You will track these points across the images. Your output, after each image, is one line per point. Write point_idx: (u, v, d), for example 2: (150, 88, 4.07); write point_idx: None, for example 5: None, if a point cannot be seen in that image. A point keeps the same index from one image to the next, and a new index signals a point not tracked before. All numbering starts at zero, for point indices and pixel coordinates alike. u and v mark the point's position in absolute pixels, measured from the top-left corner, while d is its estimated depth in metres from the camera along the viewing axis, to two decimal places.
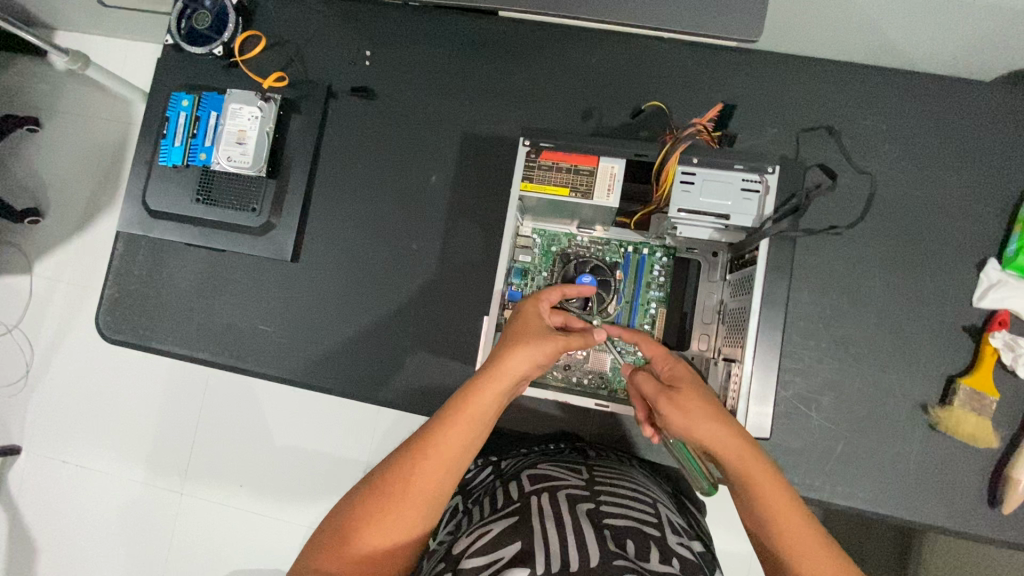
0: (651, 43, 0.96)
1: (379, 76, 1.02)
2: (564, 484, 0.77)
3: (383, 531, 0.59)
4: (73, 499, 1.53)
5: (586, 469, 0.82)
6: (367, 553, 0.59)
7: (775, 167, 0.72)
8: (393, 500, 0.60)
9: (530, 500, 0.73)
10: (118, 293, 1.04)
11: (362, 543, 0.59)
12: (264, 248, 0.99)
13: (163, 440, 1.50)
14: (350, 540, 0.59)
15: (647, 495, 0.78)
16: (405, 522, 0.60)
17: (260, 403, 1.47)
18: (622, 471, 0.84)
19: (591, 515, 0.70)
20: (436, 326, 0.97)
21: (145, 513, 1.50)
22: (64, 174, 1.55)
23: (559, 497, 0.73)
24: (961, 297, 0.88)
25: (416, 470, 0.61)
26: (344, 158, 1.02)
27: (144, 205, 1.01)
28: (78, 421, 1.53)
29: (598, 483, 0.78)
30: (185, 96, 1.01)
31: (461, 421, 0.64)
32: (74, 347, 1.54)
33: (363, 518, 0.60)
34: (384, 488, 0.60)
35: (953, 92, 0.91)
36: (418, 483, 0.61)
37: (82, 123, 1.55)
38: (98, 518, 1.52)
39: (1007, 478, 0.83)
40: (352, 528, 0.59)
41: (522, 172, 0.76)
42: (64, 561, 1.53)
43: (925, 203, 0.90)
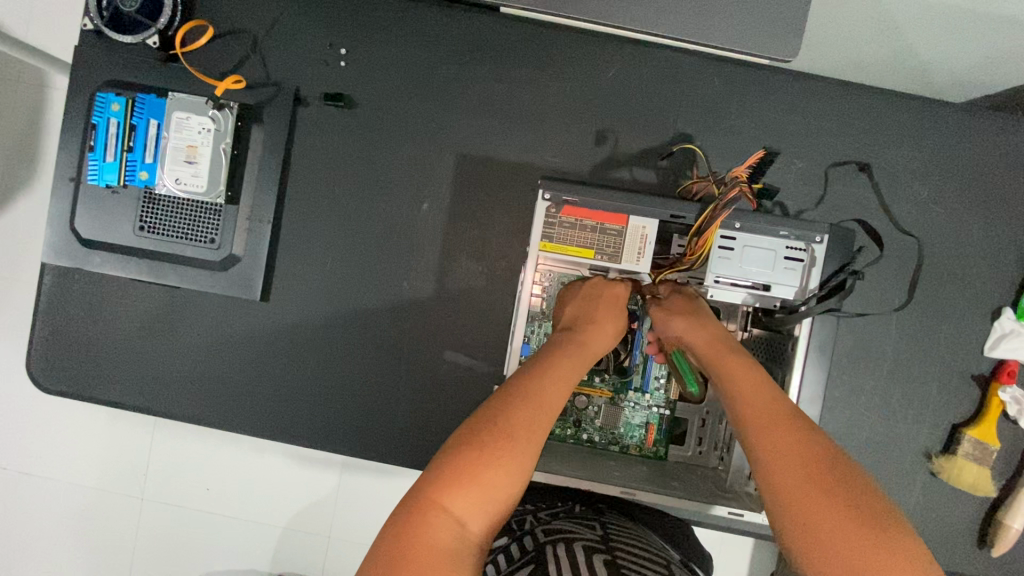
0: (674, 56, 0.85)
1: (357, 80, 0.86)
2: (579, 536, 0.70)
3: (494, 486, 0.54)
4: (16, 522, 1.39)
5: (599, 523, 0.75)
6: (477, 508, 0.53)
7: (823, 237, 0.65)
8: (504, 450, 0.55)
9: (545, 549, 0.66)
10: (51, 334, 0.89)
11: (474, 496, 0.53)
12: (225, 286, 0.85)
13: (115, 462, 1.35)
14: (462, 492, 0.53)
15: (661, 556, 0.71)
16: (510, 481, 0.55)
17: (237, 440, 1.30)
18: (634, 530, 0.76)
19: (610, 569, 0.63)
20: (431, 373, 0.88)
21: (97, 539, 1.38)
22: None
23: (575, 549, 0.66)
24: (973, 345, 0.87)
25: (521, 422, 0.58)
26: (318, 177, 0.88)
27: (72, 232, 0.84)
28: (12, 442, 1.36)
29: (612, 539, 0.71)
30: (113, 97, 0.82)
31: (558, 378, 0.63)
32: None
33: (470, 469, 0.54)
34: (490, 439, 0.56)
35: (985, 127, 0.85)
36: (527, 435, 0.57)
37: None
38: (45, 542, 1.39)
39: (998, 524, 0.85)
40: (464, 478, 0.53)
41: (541, 230, 0.67)
42: None
43: (948, 247, 0.86)
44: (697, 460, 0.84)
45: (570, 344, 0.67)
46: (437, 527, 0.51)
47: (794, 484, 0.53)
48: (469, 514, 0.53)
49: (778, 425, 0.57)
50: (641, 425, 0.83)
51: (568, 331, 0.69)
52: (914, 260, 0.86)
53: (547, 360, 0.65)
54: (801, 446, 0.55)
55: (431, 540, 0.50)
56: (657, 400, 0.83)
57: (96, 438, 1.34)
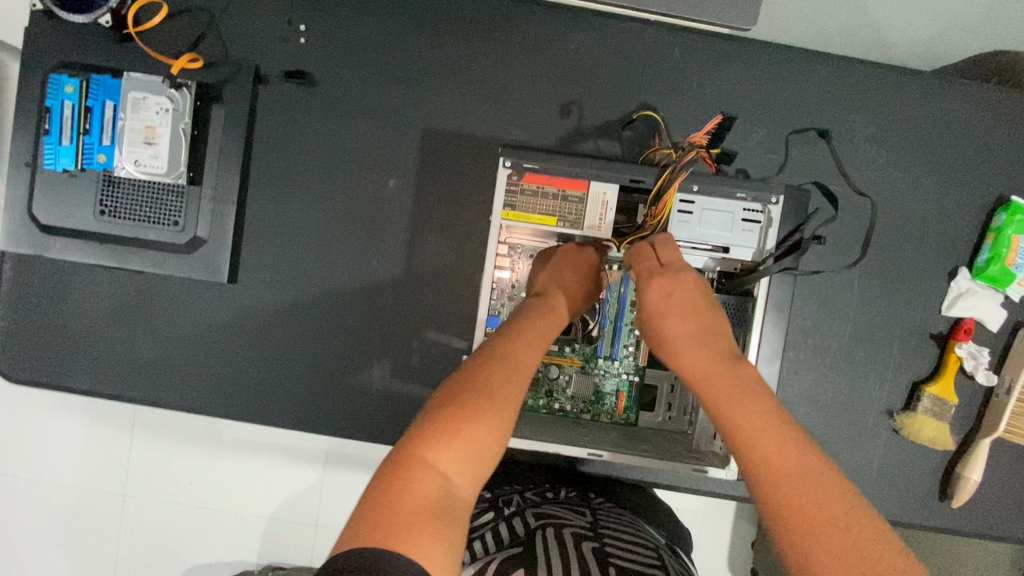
0: (636, 27, 0.85)
1: (317, 57, 0.85)
2: (568, 523, 0.72)
3: (476, 444, 0.53)
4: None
5: (590, 512, 0.78)
6: (463, 464, 0.53)
7: (778, 198, 0.67)
8: (484, 409, 0.55)
9: (535, 535, 0.68)
10: (15, 324, 0.87)
11: (458, 450, 0.52)
12: (191, 270, 0.84)
13: (87, 458, 1.34)
14: (447, 447, 0.52)
15: (651, 541, 0.73)
16: (492, 439, 0.54)
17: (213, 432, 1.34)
18: (626, 517, 0.79)
19: (597, 556, 0.65)
20: (404, 351, 0.88)
21: (72, 537, 1.36)
22: None
23: (564, 535, 0.69)
24: (932, 305, 0.89)
25: (498, 383, 0.57)
26: (281, 157, 0.87)
27: (31, 218, 0.83)
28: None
29: (602, 527, 0.73)
30: (67, 79, 0.80)
31: (533, 340, 0.63)
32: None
33: (452, 424, 0.53)
34: (472, 400, 0.55)
35: (940, 89, 0.87)
36: (508, 397, 0.57)
37: None
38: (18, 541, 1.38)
39: (956, 476, 0.88)
40: (451, 434, 0.53)
41: (502, 198, 0.68)
42: None
43: (907, 210, 0.88)
44: (667, 425, 0.85)
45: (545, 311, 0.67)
46: (425, 481, 0.50)
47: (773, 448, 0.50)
48: (455, 469, 0.52)
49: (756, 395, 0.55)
50: (612, 392, 0.85)
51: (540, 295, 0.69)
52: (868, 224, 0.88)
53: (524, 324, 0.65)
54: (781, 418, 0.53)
55: (417, 495, 0.49)
56: (627, 367, 0.85)
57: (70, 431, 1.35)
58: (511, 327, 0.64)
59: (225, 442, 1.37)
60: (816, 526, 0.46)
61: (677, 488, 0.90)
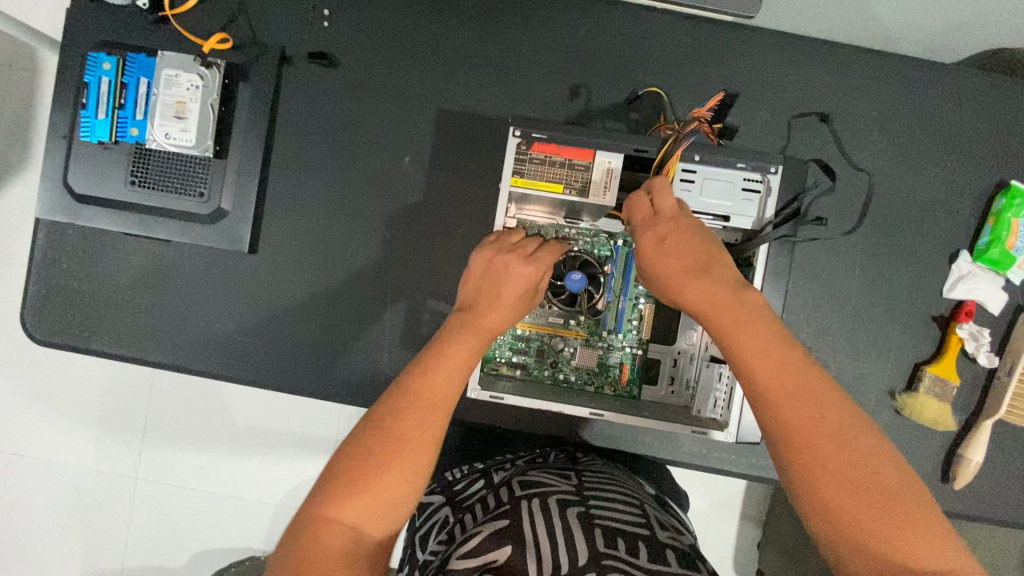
0: (644, 14, 0.89)
1: (340, 40, 0.90)
2: (554, 489, 0.73)
3: (384, 492, 0.53)
4: (21, 488, 1.48)
5: (576, 474, 0.79)
6: (370, 513, 0.53)
7: (778, 168, 0.70)
8: (396, 449, 0.55)
9: (520, 504, 0.69)
10: (45, 290, 0.92)
11: (363, 504, 0.53)
12: (214, 239, 0.88)
13: (118, 425, 1.45)
14: (350, 503, 0.52)
15: (635, 497, 0.75)
16: (403, 486, 0.54)
17: (227, 407, 1.44)
18: (611, 474, 0.80)
19: (583, 521, 0.66)
20: (414, 322, 0.91)
21: (99, 498, 1.47)
22: None
23: (549, 503, 0.70)
24: (934, 287, 0.91)
25: (410, 425, 0.56)
26: (303, 134, 0.91)
27: (66, 187, 0.87)
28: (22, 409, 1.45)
29: (587, 489, 0.74)
30: (105, 57, 0.85)
31: (452, 361, 0.62)
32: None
33: (357, 477, 0.53)
34: (381, 443, 0.55)
35: (939, 76, 0.90)
36: (419, 433, 0.56)
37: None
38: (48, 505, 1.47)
39: (958, 457, 0.89)
40: (356, 486, 0.53)
41: (512, 165, 0.73)
42: (18, 546, 1.50)
43: (908, 193, 0.90)
44: (669, 399, 0.87)
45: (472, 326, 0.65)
46: (332, 535, 0.51)
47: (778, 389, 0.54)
48: (363, 520, 0.53)
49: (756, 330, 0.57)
50: (617, 364, 0.87)
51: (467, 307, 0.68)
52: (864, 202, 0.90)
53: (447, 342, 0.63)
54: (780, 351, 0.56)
55: (325, 550, 0.50)
56: (630, 340, 0.87)
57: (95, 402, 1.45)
58: (430, 349, 0.63)
59: (238, 419, 1.44)
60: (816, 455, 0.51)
61: (679, 463, 0.92)
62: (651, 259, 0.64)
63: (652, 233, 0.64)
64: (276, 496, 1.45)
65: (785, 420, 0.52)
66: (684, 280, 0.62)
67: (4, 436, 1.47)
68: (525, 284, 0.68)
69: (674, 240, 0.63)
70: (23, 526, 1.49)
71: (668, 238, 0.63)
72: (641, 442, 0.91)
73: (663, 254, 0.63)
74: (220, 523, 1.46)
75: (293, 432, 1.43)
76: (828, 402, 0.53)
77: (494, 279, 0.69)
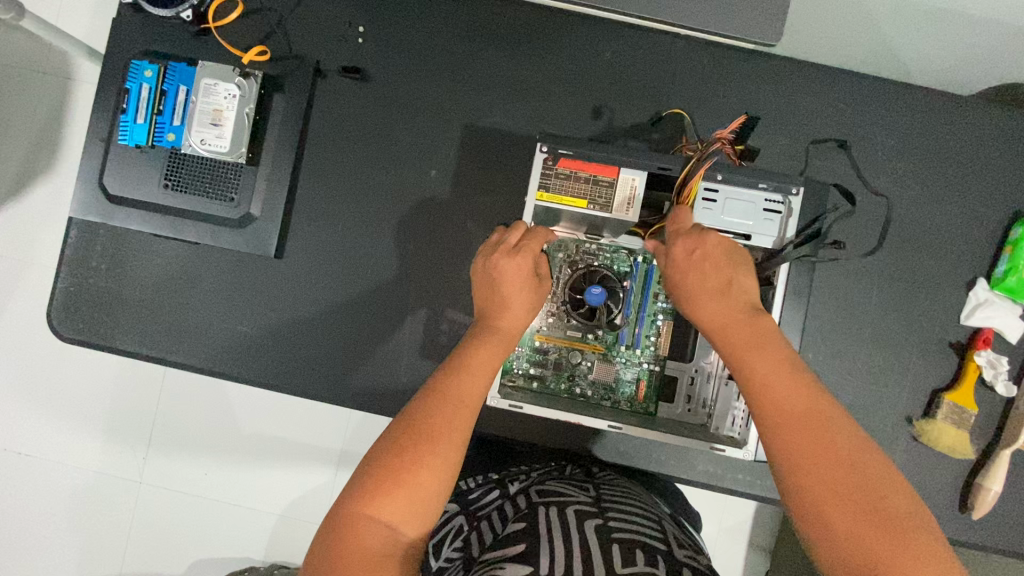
0: (667, 39, 0.92)
1: (373, 56, 0.93)
2: (572, 500, 0.73)
3: (418, 492, 0.58)
4: (27, 488, 1.48)
5: (593, 487, 0.79)
6: (404, 513, 0.57)
7: (799, 189, 0.72)
8: (426, 452, 0.59)
9: (537, 512, 0.70)
10: (73, 288, 0.94)
11: (400, 503, 0.57)
12: (242, 243, 0.90)
13: (127, 427, 1.46)
14: (387, 502, 0.57)
15: (652, 512, 0.75)
16: (434, 486, 0.59)
17: (236, 411, 1.45)
18: (626, 488, 0.80)
19: (600, 532, 0.66)
20: (434, 330, 0.92)
21: (104, 500, 1.46)
22: (12, 133, 1.45)
23: (567, 512, 0.70)
24: (952, 314, 0.91)
25: (439, 429, 0.61)
26: (333, 144, 0.94)
27: (101, 189, 0.90)
28: (34, 408, 1.47)
29: (604, 501, 0.75)
30: (147, 65, 0.89)
31: (475, 368, 0.67)
32: (18, 316, 1.46)
33: (393, 478, 0.57)
34: (411, 445, 0.59)
35: (955, 108, 0.92)
36: (447, 436, 0.61)
37: (38, 82, 1.44)
38: (54, 506, 1.47)
39: (977, 487, 0.88)
40: (389, 487, 0.57)
41: (538, 180, 0.74)
42: (20, 548, 1.49)
43: (926, 220, 0.91)
44: (686, 418, 0.87)
45: (489, 333, 0.71)
46: (370, 533, 0.56)
47: (783, 407, 0.57)
48: (398, 519, 0.57)
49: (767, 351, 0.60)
50: (633, 381, 0.88)
51: (485, 316, 0.73)
52: (881, 225, 0.91)
53: (468, 352, 0.68)
54: (789, 370, 0.59)
55: (363, 548, 0.55)
56: (648, 357, 0.87)
57: (106, 401, 1.46)
58: (453, 358, 0.68)
59: (247, 424, 1.44)
60: (825, 471, 0.53)
61: (693, 483, 0.91)
62: (678, 272, 0.66)
63: (683, 246, 0.66)
64: (279, 507, 1.44)
65: (787, 438, 0.55)
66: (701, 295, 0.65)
67: (14, 435, 1.47)
68: (522, 280, 0.72)
69: (704, 254, 0.65)
70: (24, 527, 1.49)
71: (699, 251, 0.65)
72: (656, 459, 0.91)
73: (690, 268, 0.65)
74: (222, 532, 1.45)
75: (302, 439, 1.44)
76: (831, 421, 0.55)
77: (491, 285, 0.73)
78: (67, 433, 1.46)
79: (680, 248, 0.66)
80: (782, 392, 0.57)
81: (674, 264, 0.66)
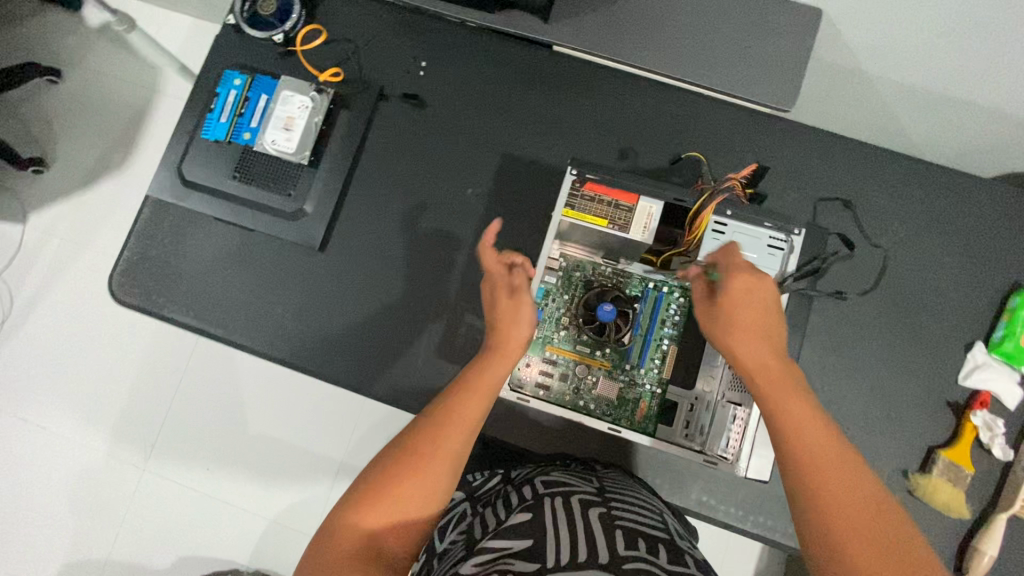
0: (691, 97, 1.03)
1: (430, 87, 1.07)
2: (577, 490, 0.77)
3: (425, 480, 0.64)
4: (38, 457, 1.53)
5: (596, 479, 0.82)
6: (412, 498, 0.63)
7: (800, 230, 0.79)
8: (436, 445, 0.65)
9: (544, 500, 0.73)
10: (136, 257, 1.04)
11: (409, 488, 0.63)
12: (293, 234, 1.01)
13: (145, 407, 1.52)
14: (396, 485, 0.63)
15: (652, 506, 0.78)
16: (441, 477, 0.65)
17: (251, 404, 1.51)
18: (628, 484, 0.84)
19: (604, 520, 0.70)
20: (454, 331, 0.99)
21: (108, 478, 1.51)
22: (96, 129, 1.62)
23: (572, 502, 0.73)
24: (950, 374, 0.94)
25: (452, 424, 0.67)
26: (385, 158, 1.05)
27: (179, 174, 1.02)
28: (63, 379, 1.55)
29: (607, 492, 0.78)
30: (237, 75, 1.03)
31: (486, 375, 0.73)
32: (66, 292, 1.58)
33: (404, 464, 0.64)
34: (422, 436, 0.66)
35: (955, 184, 0.99)
36: (458, 432, 0.67)
37: (128, 89, 1.63)
38: (59, 478, 1.52)
39: (973, 549, 0.88)
40: (400, 473, 0.63)
41: (565, 198, 0.83)
42: (15, 519, 1.52)
43: (925, 282, 0.97)
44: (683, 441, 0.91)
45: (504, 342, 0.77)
46: (379, 513, 0.62)
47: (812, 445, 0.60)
48: (405, 504, 0.63)
49: (793, 394, 0.64)
50: (635, 400, 0.92)
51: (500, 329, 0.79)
52: (879, 269, 0.97)
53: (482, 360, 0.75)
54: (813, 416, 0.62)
55: (370, 526, 0.61)
56: (651, 378, 0.92)
57: (130, 379, 1.54)
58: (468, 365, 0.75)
59: (259, 418, 1.50)
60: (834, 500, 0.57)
61: (687, 510, 0.93)
62: (729, 305, 0.69)
63: (738, 283, 0.69)
64: (276, 504, 1.46)
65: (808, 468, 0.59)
66: (747, 334, 0.68)
67: (36, 404, 1.54)
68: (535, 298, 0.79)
69: (755, 297, 0.69)
70: (24, 497, 1.52)
71: (753, 294, 0.69)
72: (651, 482, 0.94)
73: (740, 305, 0.69)
74: (217, 523, 1.47)
75: (310, 438, 1.48)
76: (845, 462, 0.59)
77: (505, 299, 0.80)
78: (88, 407, 1.53)
79: (732, 287, 0.69)
80: (813, 436, 0.61)
81: (727, 299, 0.69)
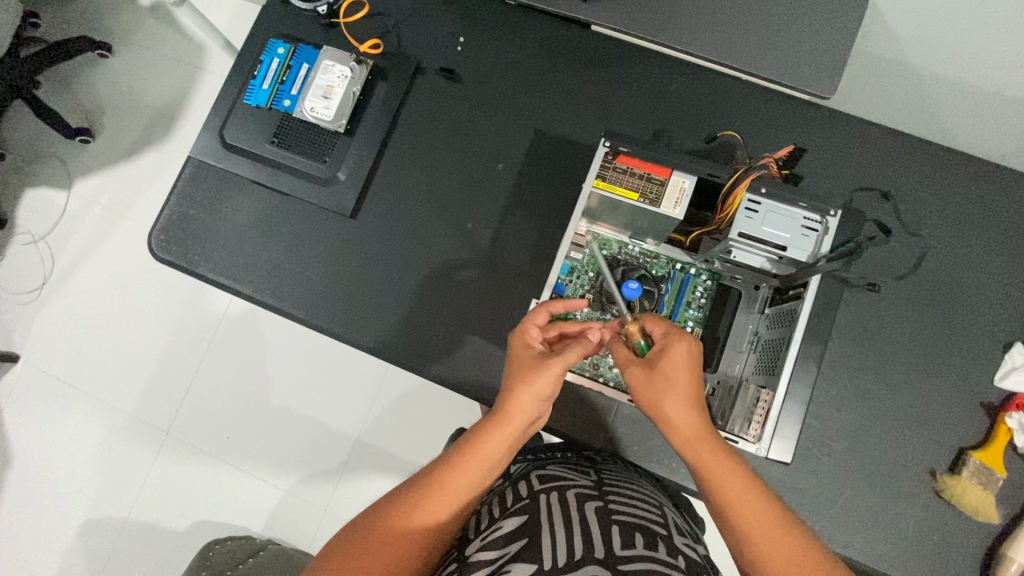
0: (728, 81, 1.02)
1: (467, 62, 1.08)
2: (574, 483, 0.77)
3: (456, 492, 0.65)
4: (69, 414, 1.59)
5: (594, 472, 0.82)
6: (443, 508, 0.64)
7: (836, 211, 0.78)
8: (469, 461, 0.66)
9: (540, 497, 0.74)
10: (176, 215, 1.08)
11: (439, 500, 0.64)
12: (326, 199, 1.03)
13: (172, 370, 1.57)
14: (428, 498, 0.64)
15: (652, 498, 0.78)
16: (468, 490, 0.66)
17: (273, 372, 1.54)
18: (628, 476, 0.83)
19: (600, 514, 0.70)
20: (478, 303, 1.00)
21: (134, 437, 1.56)
22: (141, 100, 1.68)
23: (569, 497, 0.73)
24: (985, 373, 0.91)
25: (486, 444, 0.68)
26: (419, 130, 1.07)
27: (220, 136, 1.05)
28: (97, 340, 1.61)
29: (605, 486, 0.78)
30: (281, 44, 1.06)
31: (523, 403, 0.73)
32: (104, 256, 1.64)
33: (435, 479, 0.65)
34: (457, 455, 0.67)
35: (1000, 178, 0.96)
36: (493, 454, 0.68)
37: (173, 63, 1.69)
38: (87, 434, 1.58)
39: (1001, 555, 0.85)
40: (431, 487, 0.64)
41: (597, 169, 0.83)
42: (43, 472, 1.58)
43: (964, 277, 0.94)
44: None
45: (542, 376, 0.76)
46: (409, 522, 0.62)
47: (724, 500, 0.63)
48: (434, 513, 0.63)
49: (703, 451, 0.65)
50: None
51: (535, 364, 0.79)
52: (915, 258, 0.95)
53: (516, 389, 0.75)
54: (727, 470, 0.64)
55: (400, 532, 0.62)
56: None
57: (159, 343, 1.59)
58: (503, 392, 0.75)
59: (280, 386, 1.53)
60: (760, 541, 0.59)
61: None
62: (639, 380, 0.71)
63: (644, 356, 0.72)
64: (292, 471, 1.49)
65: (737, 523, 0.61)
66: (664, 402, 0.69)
67: (71, 361, 1.61)
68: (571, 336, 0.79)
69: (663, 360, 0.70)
70: (52, 451, 1.58)
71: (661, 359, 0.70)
72: (668, 465, 0.93)
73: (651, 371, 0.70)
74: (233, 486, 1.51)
75: (328, 409, 1.51)
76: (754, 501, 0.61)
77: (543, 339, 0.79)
78: (119, 367, 1.59)
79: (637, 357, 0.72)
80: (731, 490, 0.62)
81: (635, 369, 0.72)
